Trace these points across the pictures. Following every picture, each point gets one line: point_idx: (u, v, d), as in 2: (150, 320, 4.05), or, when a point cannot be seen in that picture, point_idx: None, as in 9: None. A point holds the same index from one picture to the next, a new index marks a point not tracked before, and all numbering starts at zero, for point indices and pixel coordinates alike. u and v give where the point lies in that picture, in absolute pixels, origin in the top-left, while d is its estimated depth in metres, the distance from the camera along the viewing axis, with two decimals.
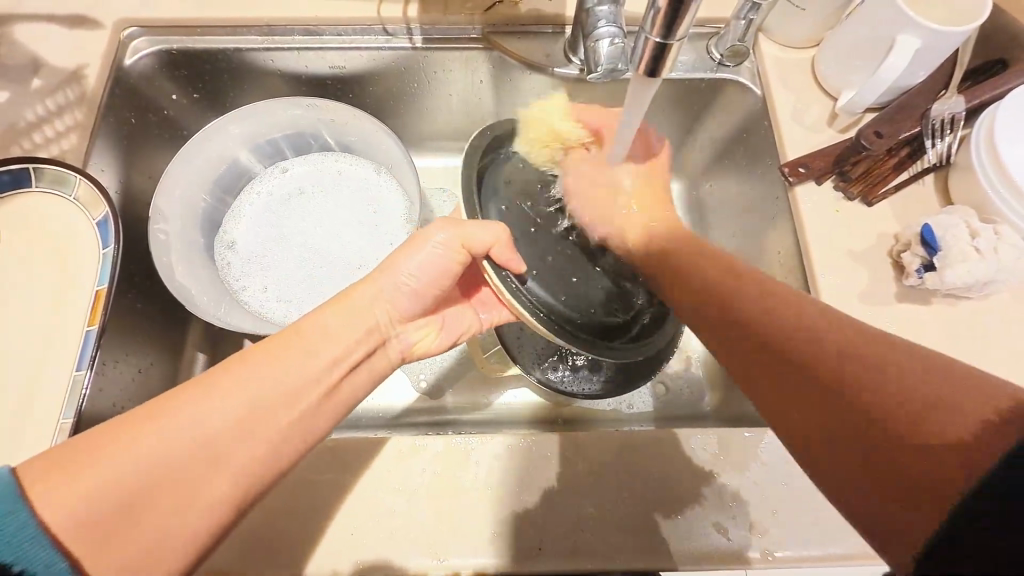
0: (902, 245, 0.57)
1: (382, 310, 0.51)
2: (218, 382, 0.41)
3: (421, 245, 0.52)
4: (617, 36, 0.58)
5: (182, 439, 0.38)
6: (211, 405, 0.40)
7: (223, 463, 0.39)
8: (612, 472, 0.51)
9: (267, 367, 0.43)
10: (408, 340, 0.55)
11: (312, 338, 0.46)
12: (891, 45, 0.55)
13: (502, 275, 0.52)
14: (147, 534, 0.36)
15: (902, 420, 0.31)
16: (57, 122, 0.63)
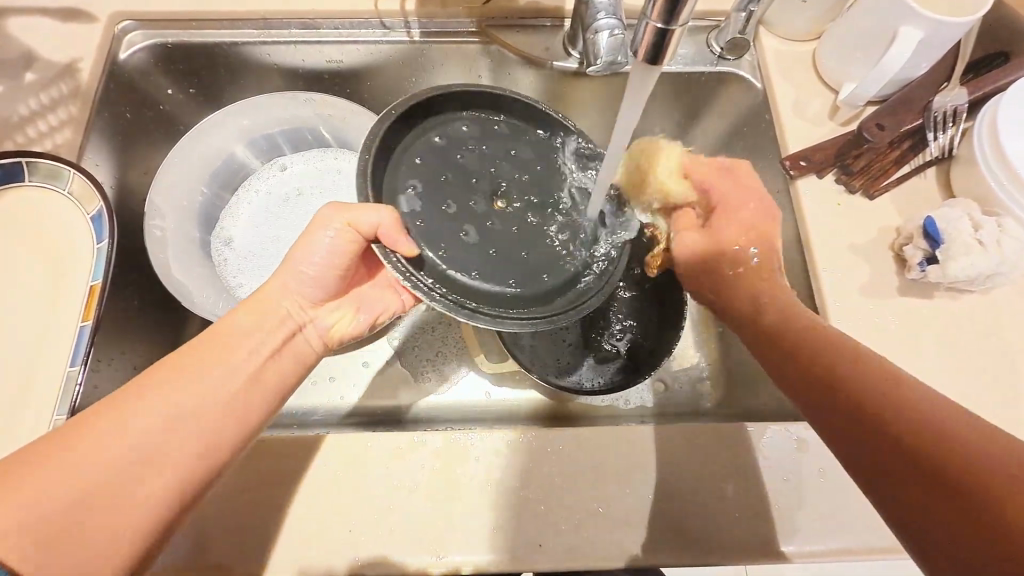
0: (904, 239, 0.56)
1: (287, 300, 0.51)
2: (149, 387, 0.41)
3: (316, 233, 0.50)
4: (616, 28, 0.58)
5: (127, 446, 0.38)
6: (140, 412, 0.40)
7: (174, 463, 0.40)
8: (615, 467, 0.51)
9: (199, 369, 0.43)
10: (324, 323, 0.53)
11: (237, 334, 0.46)
12: (893, 36, 0.55)
13: (389, 258, 0.47)
14: (93, 541, 0.36)
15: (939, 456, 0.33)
16: (51, 116, 0.62)
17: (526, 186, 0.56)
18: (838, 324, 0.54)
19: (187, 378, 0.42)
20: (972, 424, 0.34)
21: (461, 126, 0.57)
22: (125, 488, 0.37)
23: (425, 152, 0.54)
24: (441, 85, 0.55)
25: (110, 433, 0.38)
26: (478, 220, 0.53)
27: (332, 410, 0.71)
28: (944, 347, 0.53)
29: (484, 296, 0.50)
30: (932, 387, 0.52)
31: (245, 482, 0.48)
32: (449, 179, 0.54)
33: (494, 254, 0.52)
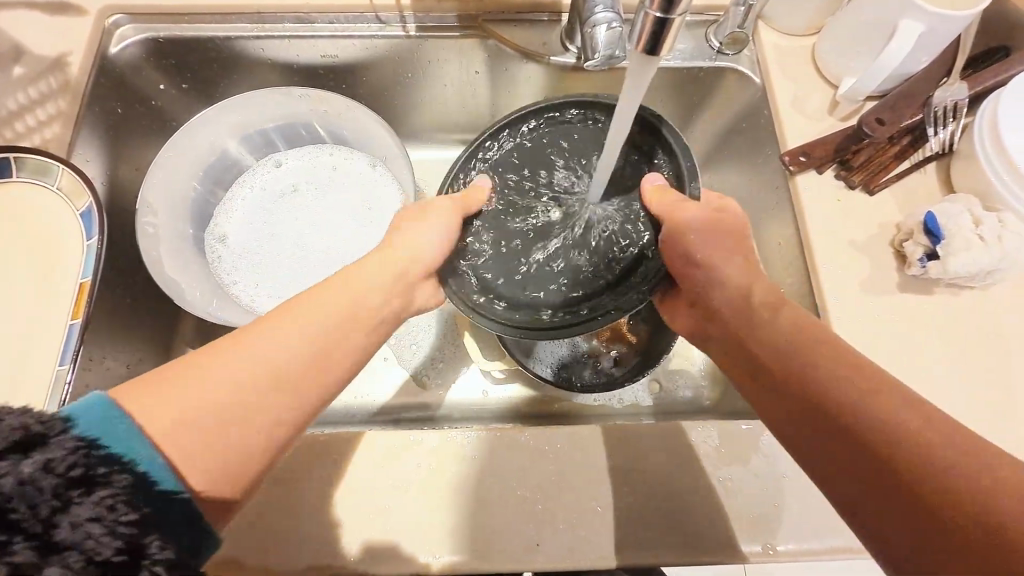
0: (904, 235, 0.56)
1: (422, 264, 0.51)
2: (287, 320, 0.41)
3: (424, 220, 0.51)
4: (614, 22, 0.57)
5: (257, 368, 0.37)
6: (272, 342, 0.39)
7: (288, 396, 0.38)
8: (613, 465, 0.50)
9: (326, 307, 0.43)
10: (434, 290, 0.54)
11: (365, 283, 0.47)
12: (893, 30, 0.54)
13: None
14: (211, 453, 0.34)
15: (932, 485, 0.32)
16: (40, 110, 0.61)
17: (589, 203, 0.57)
18: (837, 322, 0.54)
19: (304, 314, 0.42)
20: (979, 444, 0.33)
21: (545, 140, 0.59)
22: (246, 411, 0.36)
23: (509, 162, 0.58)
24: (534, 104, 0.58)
25: (257, 347, 0.38)
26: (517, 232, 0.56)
27: (334, 410, 0.70)
28: (944, 343, 0.53)
29: (506, 293, 0.54)
30: (931, 384, 0.51)
31: None
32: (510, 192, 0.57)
33: (523, 261, 0.55)
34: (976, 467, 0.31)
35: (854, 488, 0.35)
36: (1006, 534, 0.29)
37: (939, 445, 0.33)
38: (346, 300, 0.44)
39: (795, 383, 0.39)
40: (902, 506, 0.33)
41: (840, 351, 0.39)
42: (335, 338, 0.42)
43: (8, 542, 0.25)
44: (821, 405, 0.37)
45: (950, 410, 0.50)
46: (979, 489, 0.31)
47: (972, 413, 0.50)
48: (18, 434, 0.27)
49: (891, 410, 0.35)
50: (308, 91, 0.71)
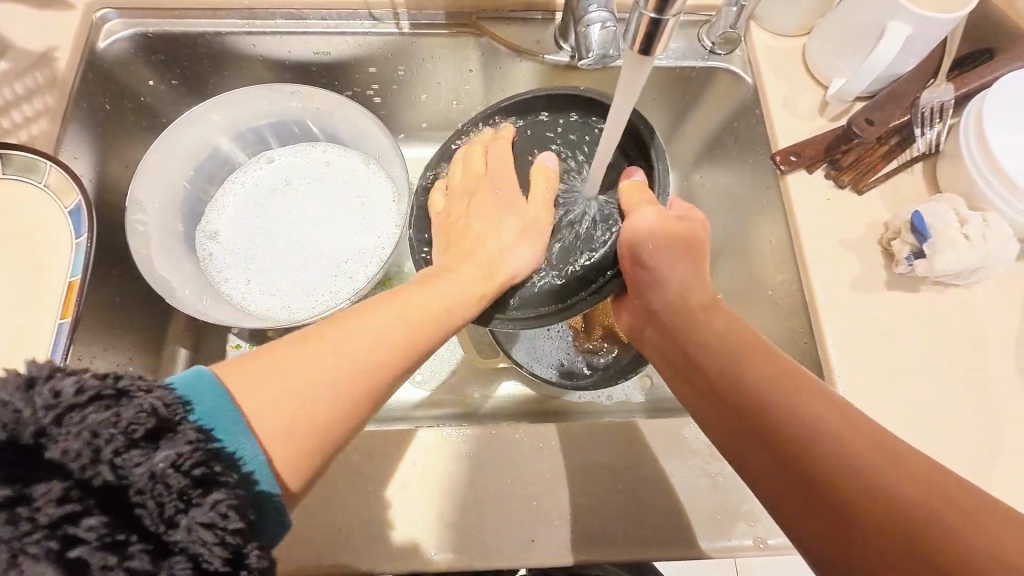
0: (891, 234, 0.57)
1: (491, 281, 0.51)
2: (381, 307, 0.41)
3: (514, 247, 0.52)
4: (608, 21, 0.57)
5: (356, 343, 0.38)
6: (365, 327, 0.39)
7: (371, 380, 0.38)
8: (606, 461, 0.51)
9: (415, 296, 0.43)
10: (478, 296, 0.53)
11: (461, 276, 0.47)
12: (881, 33, 0.55)
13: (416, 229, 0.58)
14: (291, 432, 0.34)
15: (855, 490, 0.33)
16: (26, 106, 0.60)
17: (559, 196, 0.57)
18: (826, 320, 0.55)
19: (396, 304, 0.42)
20: (901, 449, 0.34)
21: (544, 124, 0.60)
22: (333, 391, 0.36)
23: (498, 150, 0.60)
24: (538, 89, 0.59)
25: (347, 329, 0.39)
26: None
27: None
28: (931, 341, 0.54)
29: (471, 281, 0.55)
30: (918, 381, 0.52)
31: None
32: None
33: None
34: (904, 472, 0.33)
35: (793, 498, 0.36)
36: (927, 538, 0.30)
37: (873, 451, 0.34)
38: (434, 291, 0.45)
39: (740, 391, 0.41)
40: (823, 509, 0.34)
41: (773, 361, 0.41)
42: (414, 323, 0.41)
43: (127, 540, 0.26)
44: (761, 415, 0.39)
45: (937, 407, 0.51)
46: (899, 498, 0.32)
47: (958, 411, 0.51)
48: (152, 424, 0.28)
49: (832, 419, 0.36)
50: (304, 90, 0.70)
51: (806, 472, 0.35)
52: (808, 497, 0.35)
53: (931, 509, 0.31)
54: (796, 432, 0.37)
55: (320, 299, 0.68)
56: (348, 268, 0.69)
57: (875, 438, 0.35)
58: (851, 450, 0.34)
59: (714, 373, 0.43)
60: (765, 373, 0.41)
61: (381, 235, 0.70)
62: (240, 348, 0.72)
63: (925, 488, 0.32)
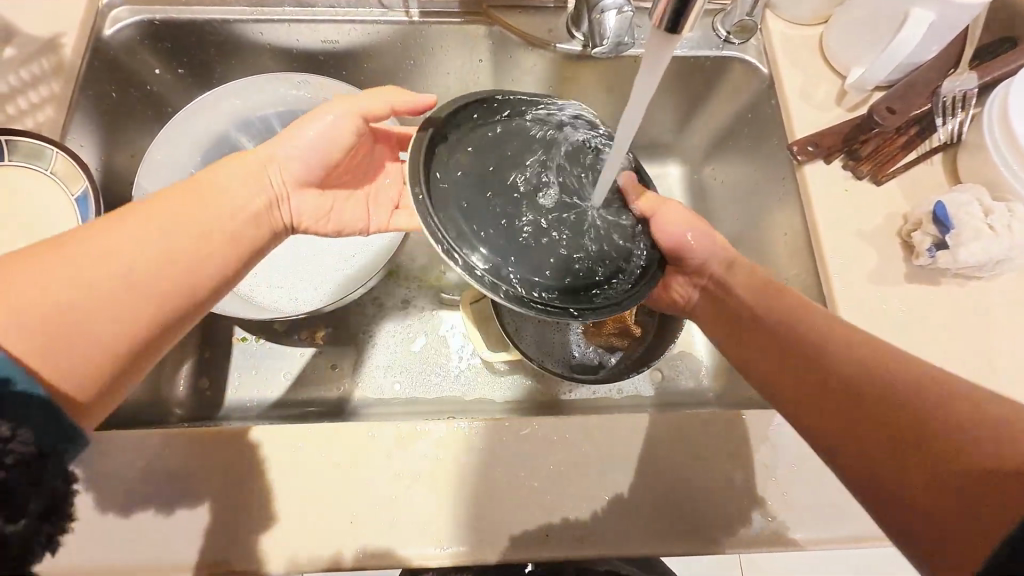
0: (912, 225, 0.56)
1: (276, 172, 0.50)
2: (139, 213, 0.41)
3: (317, 115, 0.52)
4: (623, 6, 0.56)
5: (129, 242, 0.39)
6: (150, 224, 0.40)
7: (173, 286, 0.40)
8: (619, 453, 0.50)
9: (187, 203, 0.43)
10: (298, 205, 0.52)
11: (225, 187, 0.46)
12: (905, 18, 0.54)
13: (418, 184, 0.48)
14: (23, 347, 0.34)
15: (864, 393, 0.38)
16: (32, 92, 0.60)
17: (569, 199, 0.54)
18: (845, 313, 0.54)
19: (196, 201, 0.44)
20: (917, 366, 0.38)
21: (490, 126, 0.55)
22: (91, 302, 0.36)
23: (499, 136, 0.55)
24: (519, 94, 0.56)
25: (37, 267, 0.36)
26: (518, 222, 0.51)
27: (330, 400, 0.69)
28: (952, 333, 0.53)
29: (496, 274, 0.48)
30: None
31: (243, 471, 0.47)
32: (499, 198, 0.52)
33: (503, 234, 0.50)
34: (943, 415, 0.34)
35: (811, 407, 0.41)
36: (926, 423, 0.34)
37: (913, 398, 0.36)
38: (174, 194, 0.43)
39: (770, 326, 0.47)
40: (839, 415, 0.39)
41: (799, 299, 0.47)
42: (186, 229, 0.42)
43: None
44: (789, 344, 0.45)
45: None
46: (904, 395, 0.36)
47: None
48: None
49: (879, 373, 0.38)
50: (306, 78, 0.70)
51: (825, 386, 0.40)
52: (826, 404, 0.40)
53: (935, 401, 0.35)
54: (815, 353, 0.42)
55: (329, 291, 0.67)
56: (357, 260, 0.69)
57: (885, 353, 0.39)
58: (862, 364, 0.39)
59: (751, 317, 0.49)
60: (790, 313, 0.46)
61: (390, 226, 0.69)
62: (246, 340, 0.71)
63: (965, 419, 0.33)
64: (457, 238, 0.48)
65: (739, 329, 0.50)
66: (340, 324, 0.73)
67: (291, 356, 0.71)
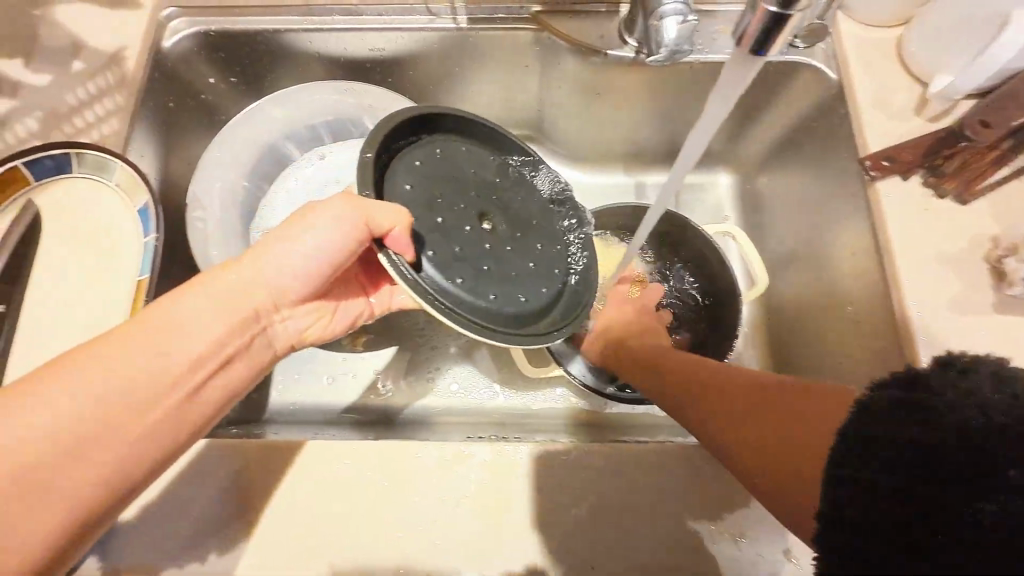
0: (1002, 250, 0.51)
1: (262, 290, 0.47)
2: (109, 350, 0.39)
3: (314, 221, 0.46)
4: (685, 14, 0.53)
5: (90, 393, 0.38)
6: (113, 365, 0.39)
7: (136, 437, 0.40)
8: (671, 486, 0.48)
9: (125, 350, 0.40)
10: (295, 323, 0.52)
11: (202, 317, 0.43)
12: (1005, 22, 0.49)
13: (393, 259, 0.43)
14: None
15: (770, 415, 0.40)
16: (98, 105, 0.62)
17: (506, 207, 0.51)
18: (923, 345, 0.49)
19: (164, 332, 0.41)
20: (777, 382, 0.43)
21: (403, 176, 0.48)
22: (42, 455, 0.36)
23: (414, 168, 0.49)
24: (388, 118, 0.48)
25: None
26: (491, 255, 0.48)
27: (370, 409, 0.70)
28: None
29: (506, 317, 0.46)
30: None
31: (289, 486, 0.47)
32: (468, 250, 0.47)
33: (491, 274, 0.47)
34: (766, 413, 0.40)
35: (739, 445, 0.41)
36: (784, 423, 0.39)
37: (777, 402, 0.40)
38: (146, 328, 0.41)
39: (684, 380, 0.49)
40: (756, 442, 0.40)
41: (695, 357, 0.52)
42: (155, 366, 0.40)
43: None
44: (706, 392, 0.46)
45: None
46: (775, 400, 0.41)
47: None
48: None
49: (738, 384, 0.45)
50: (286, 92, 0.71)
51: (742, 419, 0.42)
52: (743, 434, 0.41)
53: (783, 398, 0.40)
54: (719, 394, 0.45)
55: None
56: None
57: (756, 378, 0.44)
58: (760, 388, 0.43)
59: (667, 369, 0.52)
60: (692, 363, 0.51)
61: None
62: None
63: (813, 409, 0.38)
64: (467, 307, 0.44)
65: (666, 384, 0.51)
66: (380, 332, 0.73)
67: (334, 361, 0.72)
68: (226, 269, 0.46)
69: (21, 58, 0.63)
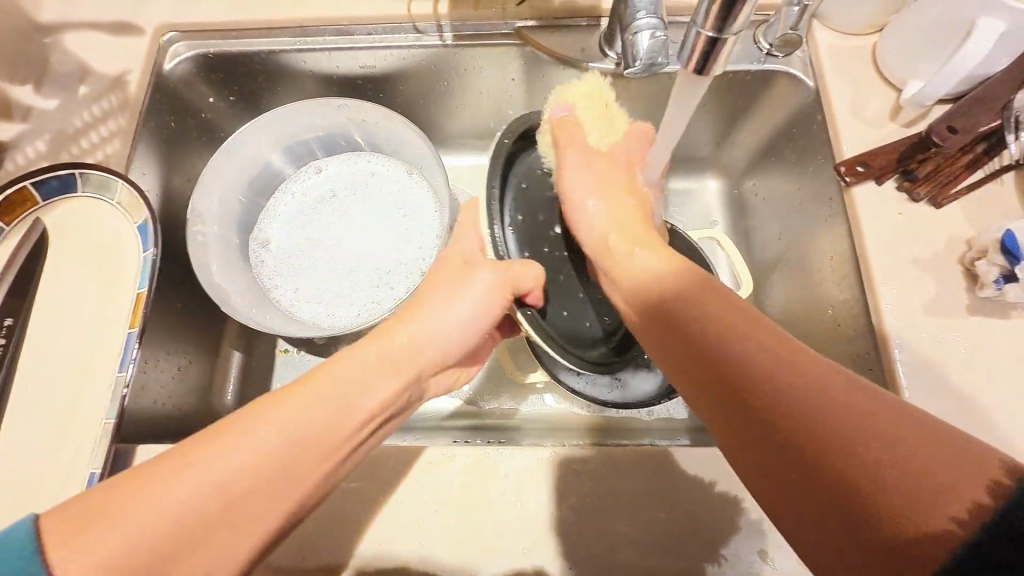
0: (976, 253, 0.51)
1: (428, 353, 0.47)
2: (283, 413, 0.37)
3: (464, 289, 0.49)
4: (658, 29, 0.55)
5: (248, 462, 0.35)
6: (274, 433, 0.36)
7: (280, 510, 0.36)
8: (648, 489, 0.49)
9: (311, 401, 0.39)
10: (446, 381, 0.53)
11: (366, 381, 0.42)
12: (970, 29, 0.50)
13: (525, 312, 0.53)
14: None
15: (867, 486, 0.28)
16: (103, 127, 0.65)
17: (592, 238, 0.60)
18: (896, 348, 0.50)
19: (326, 396, 0.39)
20: (891, 429, 0.29)
21: (514, 207, 0.57)
22: (198, 523, 0.33)
23: (524, 194, 0.58)
24: (499, 150, 0.57)
25: (157, 499, 0.32)
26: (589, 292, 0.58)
27: None
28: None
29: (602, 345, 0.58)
30: (1007, 419, 0.47)
31: None
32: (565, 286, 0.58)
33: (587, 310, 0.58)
34: (839, 416, 0.30)
35: (804, 501, 0.30)
36: (896, 512, 0.27)
37: (884, 474, 0.28)
38: (313, 390, 0.39)
39: (743, 382, 0.34)
40: (837, 513, 0.29)
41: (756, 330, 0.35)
42: (316, 433, 0.38)
43: None
44: (769, 413, 0.32)
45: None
46: (892, 470, 0.27)
47: None
48: None
49: (840, 419, 0.30)
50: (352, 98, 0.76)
51: (815, 472, 0.29)
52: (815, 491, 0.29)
53: (895, 464, 0.28)
54: (800, 421, 0.30)
55: (363, 308, 0.70)
56: (391, 277, 0.71)
57: (859, 406, 0.30)
58: (852, 436, 0.29)
59: (712, 358, 0.36)
60: (756, 351, 0.34)
61: (421, 246, 0.72)
62: (288, 353, 0.75)
63: (935, 501, 0.26)
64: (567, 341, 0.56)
65: (710, 381, 0.36)
66: None
67: None
68: (397, 329, 0.47)
69: (31, 84, 0.67)
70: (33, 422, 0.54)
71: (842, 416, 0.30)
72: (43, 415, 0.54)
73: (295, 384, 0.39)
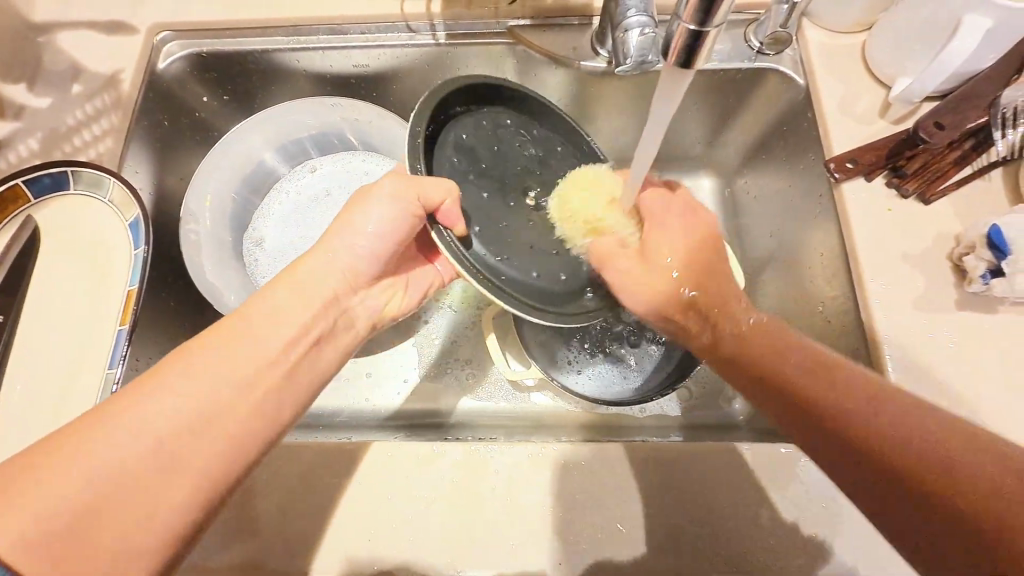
0: (964, 248, 0.51)
1: (337, 277, 0.48)
2: (197, 359, 0.39)
3: (368, 203, 0.49)
4: (646, 26, 0.55)
5: (169, 407, 0.37)
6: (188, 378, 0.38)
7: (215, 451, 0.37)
8: (638, 484, 0.49)
9: (223, 348, 0.40)
10: (376, 302, 0.54)
11: (278, 317, 0.44)
12: (956, 26, 0.50)
13: (441, 233, 0.47)
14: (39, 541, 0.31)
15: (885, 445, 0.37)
16: (96, 125, 0.65)
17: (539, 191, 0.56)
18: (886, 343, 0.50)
19: (240, 340, 0.41)
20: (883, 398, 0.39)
21: (451, 144, 0.53)
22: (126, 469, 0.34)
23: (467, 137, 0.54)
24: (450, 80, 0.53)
25: (70, 461, 0.33)
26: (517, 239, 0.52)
27: (358, 412, 0.71)
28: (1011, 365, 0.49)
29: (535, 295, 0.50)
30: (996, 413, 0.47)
31: (269, 485, 0.50)
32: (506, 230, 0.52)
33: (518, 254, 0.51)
34: (846, 389, 0.40)
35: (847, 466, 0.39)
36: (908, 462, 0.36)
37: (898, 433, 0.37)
38: (228, 337, 0.41)
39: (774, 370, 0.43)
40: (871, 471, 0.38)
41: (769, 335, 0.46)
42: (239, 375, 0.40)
43: None
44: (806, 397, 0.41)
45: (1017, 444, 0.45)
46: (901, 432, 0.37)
47: None
48: None
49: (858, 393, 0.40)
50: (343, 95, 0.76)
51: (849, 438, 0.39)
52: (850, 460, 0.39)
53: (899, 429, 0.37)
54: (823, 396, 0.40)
55: None
56: None
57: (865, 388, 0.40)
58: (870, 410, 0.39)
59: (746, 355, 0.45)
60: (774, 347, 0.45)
61: None
62: None
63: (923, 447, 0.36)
64: (503, 279, 0.48)
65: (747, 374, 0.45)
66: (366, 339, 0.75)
67: None
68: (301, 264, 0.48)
69: (24, 83, 0.67)
70: (24, 422, 0.54)
71: (854, 394, 0.40)
72: (35, 413, 0.54)
73: (205, 332, 0.41)
